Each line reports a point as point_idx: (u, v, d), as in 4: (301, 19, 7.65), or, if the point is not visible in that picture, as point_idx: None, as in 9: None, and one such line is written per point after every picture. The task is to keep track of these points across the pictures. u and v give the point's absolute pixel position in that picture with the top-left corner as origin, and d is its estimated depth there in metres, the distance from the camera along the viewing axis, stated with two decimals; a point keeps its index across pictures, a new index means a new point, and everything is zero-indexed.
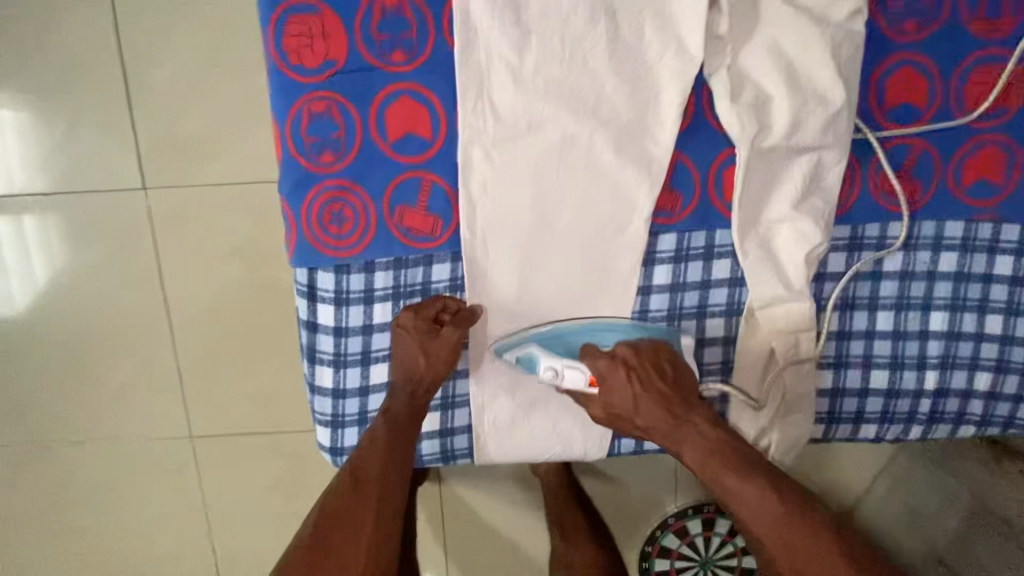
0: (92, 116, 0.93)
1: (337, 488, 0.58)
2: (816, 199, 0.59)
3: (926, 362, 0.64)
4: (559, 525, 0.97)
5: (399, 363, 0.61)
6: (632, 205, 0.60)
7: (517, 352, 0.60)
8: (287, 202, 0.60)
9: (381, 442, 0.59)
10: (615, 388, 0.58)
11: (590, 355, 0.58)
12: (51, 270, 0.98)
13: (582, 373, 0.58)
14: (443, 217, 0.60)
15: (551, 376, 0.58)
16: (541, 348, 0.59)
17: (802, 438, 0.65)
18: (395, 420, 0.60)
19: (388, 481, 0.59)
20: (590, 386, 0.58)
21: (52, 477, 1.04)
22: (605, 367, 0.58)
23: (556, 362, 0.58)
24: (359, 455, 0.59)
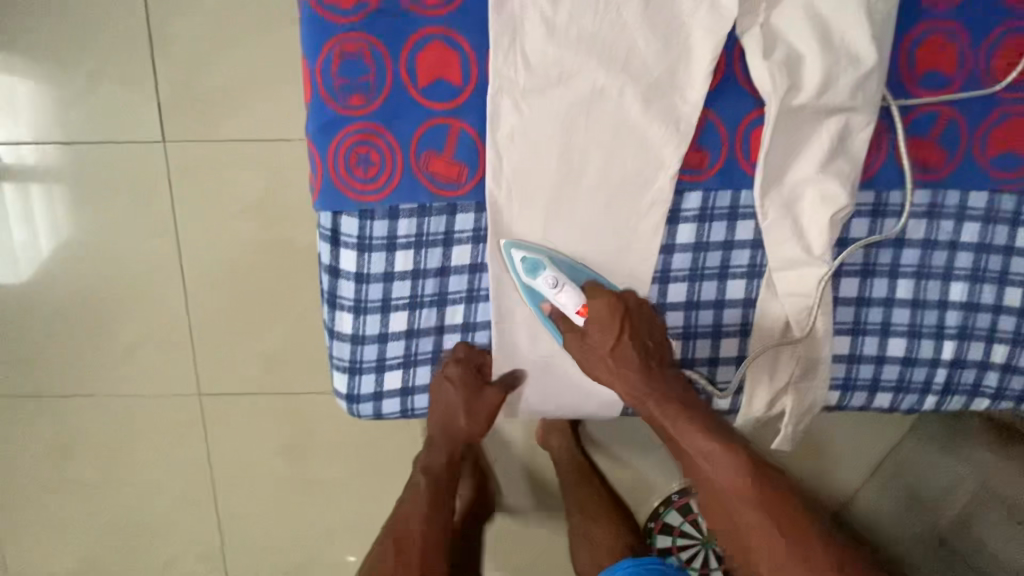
0: (112, 66, 0.93)
1: (384, 546, 0.70)
2: (844, 162, 0.59)
3: (944, 332, 0.64)
4: (576, 497, 0.98)
5: (441, 411, 0.66)
6: (658, 161, 0.60)
7: (518, 251, 0.60)
8: (313, 142, 0.60)
9: (423, 496, 0.71)
10: (602, 331, 0.60)
11: (594, 291, 0.60)
12: (63, 222, 0.98)
13: (577, 298, 0.60)
14: (469, 165, 0.60)
15: (550, 285, 0.60)
16: (552, 265, 0.60)
17: (815, 403, 0.65)
18: (435, 473, 0.73)
19: (429, 538, 0.70)
20: (578, 313, 0.60)
21: (58, 428, 1.04)
22: (601, 308, 0.60)
23: (558, 275, 0.60)
24: (401, 517, 0.71)
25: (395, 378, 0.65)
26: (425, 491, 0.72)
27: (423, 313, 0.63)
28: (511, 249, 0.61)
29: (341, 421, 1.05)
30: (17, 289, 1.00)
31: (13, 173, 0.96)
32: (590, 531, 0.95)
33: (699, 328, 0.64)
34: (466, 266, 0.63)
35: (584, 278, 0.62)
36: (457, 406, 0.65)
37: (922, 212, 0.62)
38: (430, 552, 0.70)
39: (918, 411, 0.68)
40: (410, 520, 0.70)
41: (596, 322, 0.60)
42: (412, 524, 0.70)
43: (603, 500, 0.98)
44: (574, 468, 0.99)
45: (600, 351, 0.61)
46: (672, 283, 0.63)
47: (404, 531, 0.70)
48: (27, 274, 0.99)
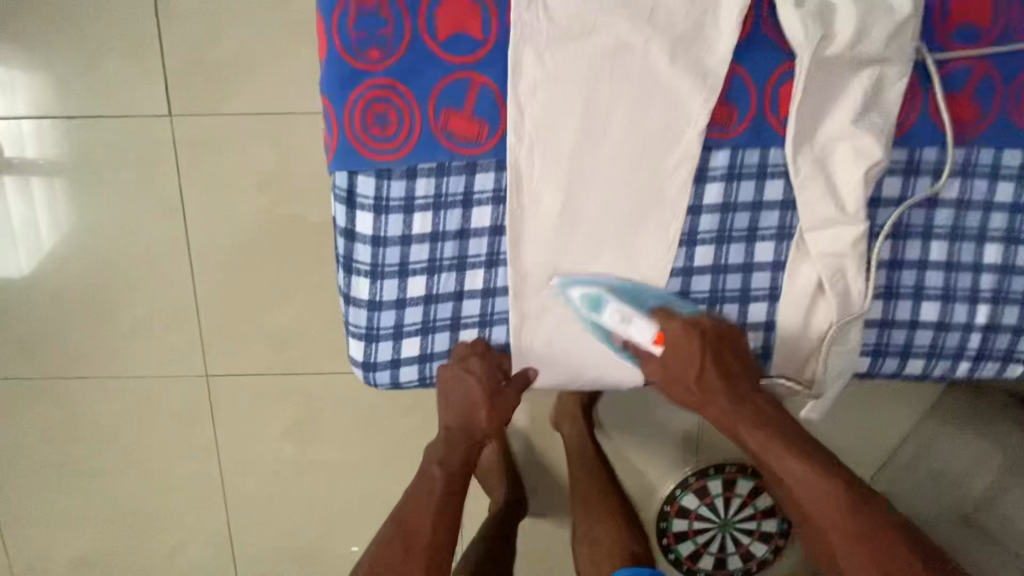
0: (117, 38, 0.91)
1: (390, 538, 0.66)
2: (878, 115, 0.57)
3: (978, 295, 0.62)
4: (581, 492, 0.93)
5: (459, 403, 0.64)
6: (685, 117, 0.58)
7: (580, 291, 0.62)
8: (329, 100, 0.58)
9: (436, 493, 0.65)
10: (686, 354, 0.60)
11: (664, 319, 0.60)
12: (66, 198, 0.96)
13: (649, 328, 0.61)
14: (490, 122, 0.58)
15: (617, 319, 0.61)
16: (614, 294, 0.61)
17: (847, 369, 0.63)
18: (453, 472, 0.66)
19: (437, 538, 0.65)
20: (655, 345, 0.61)
21: (61, 410, 1.02)
22: (678, 334, 0.60)
23: (625, 308, 0.61)
24: (411, 510, 0.66)
25: (413, 345, 0.63)
26: (439, 487, 0.65)
27: (442, 278, 0.62)
28: (567, 286, 0.62)
29: (351, 401, 1.03)
30: (17, 269, 0.97)
31: (14, 170, 0.94)
32: (592, 532, 0.89)
33: (726, 293, 0.62)
34: (486, 229, 0.61)
35: (651, 302, 0.61)
36: (476, 405, 0.64)
37: (956, 170, 0.60)
38: (437, 552, 0.65)
39: (950, 379, 0.66)
40: (420, 514, 0.66)
41: (675, 348, 0.60)
42: (423, 519, 0.65)
43: (611, 498, 0.92)
44: (585, 459, 0.96)
45: (684, 374, 0.60)
46: (698, 246, 0.61)
47: (412, 523, 0.65)
48: (29, 270, 0.97)
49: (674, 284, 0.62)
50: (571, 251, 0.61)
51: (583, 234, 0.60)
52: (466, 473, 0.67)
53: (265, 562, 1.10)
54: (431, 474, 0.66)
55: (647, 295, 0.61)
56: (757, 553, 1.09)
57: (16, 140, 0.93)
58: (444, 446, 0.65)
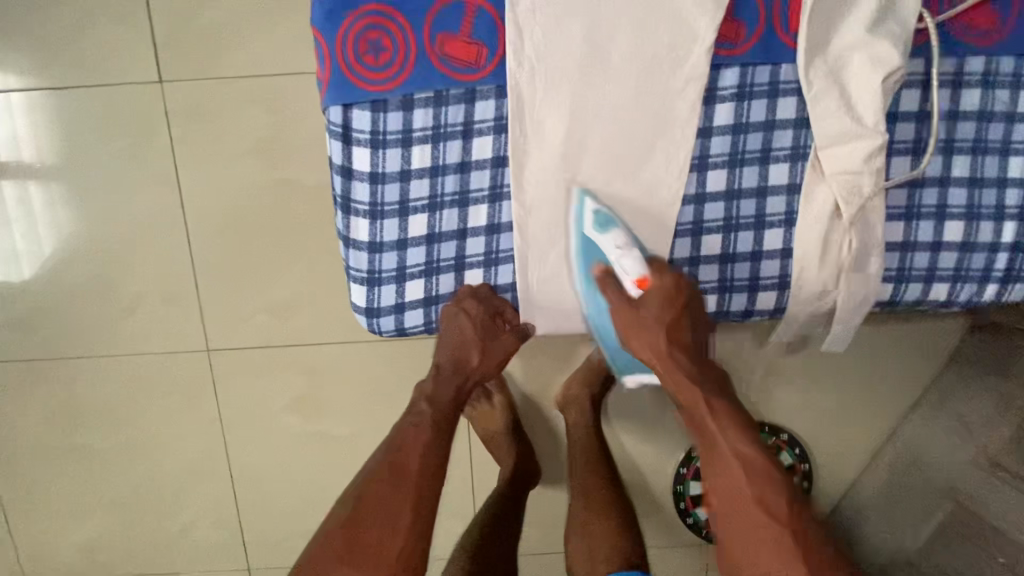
0: (103, 5, 0.90)
1: (380, 471, 0.64)
2: (893, 24, 0.55)
3: (1004, 213, 0.60)
4: (582, 486, 0.89)
5: (451, 338, 0.65)
6: (692, 33, 0.55)
7: (598, 208, 0.58)
8: (319, 31, 0.56)
9: (425, 427, 0.67)
10: (665, 303, 0.59)
11: (655, 266, 0.59)
12: (59, 171, 0.94)
13: (642, 269, 0.59)
14: (487, 45, 0.56)
15: (617, 245, 0.58)
16: (624, 228, 0.59)
17: (869, 296, 0.60)
18: (440, 406, 0.69)
19: (426, 472, 0.65)
20: (636, 284, 0.59)
21: (61, 392, 1.00)
22: (665, 284, 0.58)
23: (626, 242, 0.58)
24: (402, 443, 0.66)
25: (417, 288, 0.61)
26: (428, 419, 0.67)
27: (445, 215, 0.59)
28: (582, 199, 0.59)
29: (354, 371, 1.01)
30: (14, 244, 0.95)
31: (9, 172, 0.93)
32: (589, 528, 0.86)
33: (741, 221, 0.60)
34: (488, 160, 0.59)
35: (651, 254, 0.60)
36: (469, 343, 0.66)
37: (977, 81, 0.58)
38: (424, 495, 0.64)
39: (977, 305, 0.63)
40: (411, 445, 0.66)
41: (657, 293, 0.59)
42: (412, 451, 0.66)
43: (615, 493, 0.89)
44: (586, 451, 0.92)
45: (654, 320, 0.60)
46: (710, 170, 0.59)
47: (401, 453, 0.65)
48: (25, 247, 0.96)
49: (687, 214, 0.60)
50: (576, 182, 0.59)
51: (589, 162, 0.58)
52: (455, 411, 0.70)
53: (276, 540, 1.08)
54: (420, 409, 0.69)
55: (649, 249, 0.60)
56: None
57: (11, 143, 0.92)
58: (435, 380, 0.69)
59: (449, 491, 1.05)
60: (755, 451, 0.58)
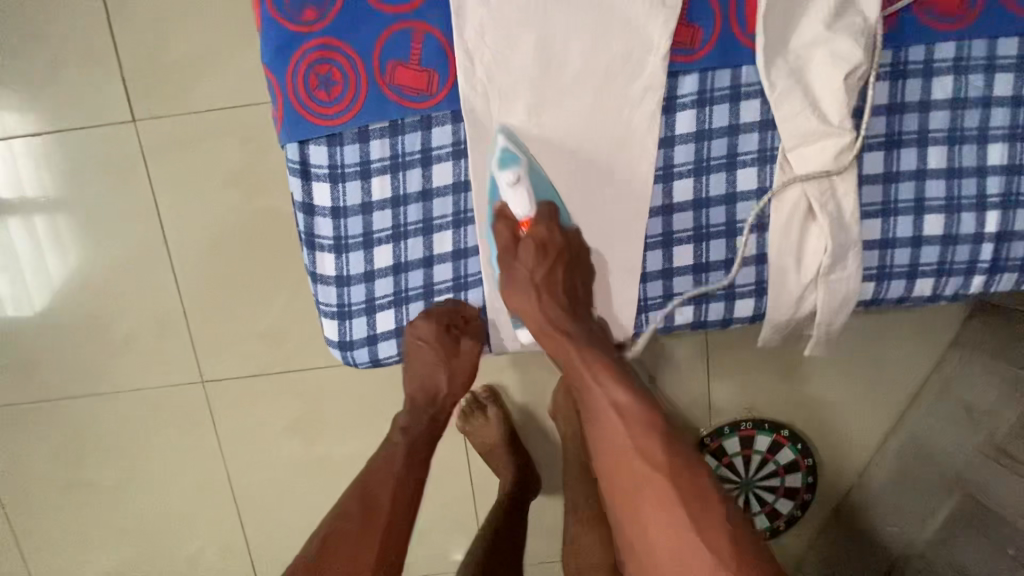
0: (75, 49, 0.91)
1: (348, 510, 0.64)
2: (854, 16, 0.53)
3: (986, 202, 0.57)
4: (573, 500, 0.88)
5: (416, 366, 0.64)
6: (645, 41, 0.54)
7: (508, 143, 0.55)
8: (270, 69, 0.55)
9: (399, 458, 0.68)
10: (538, 255, 0.56)
11: (543, 213, 0.57)
12: (50, 212, 0.95)
13: (527, 207, 0.56)
14: (438, 71, 0.55)
15: (510, 181, 0.55)
16: (526, 166, 0.55)
17: (852, 295, 0.58)
18: (416, 439, 0.69)
19: (398, 503, 0.65)
20: (520, 226, 0.57)
21: (64, 431, 1.02)
22: (543, 234, 0.56)
23: (524, 176, 0.55)
24: (373, 478, 0.66)
25: (388, 318, 0.60)
26: (402, 453, 0.68)
27: (410, 244, 0.59)
28: (499, 134, 0.56)
29: (349, 392, 1.01)
30: (20, 279, 0.97)
31: (10, 213, 0.95)
32: (580, 539, 0.85)
33: (711, 229, 0.59)
34: (449, 186, 0.58)
35: (547, 198, 0.57)
36: (435, 367, 0.64)
37: (949, 67, 0.56)
38: (393, 529, 0.64)
39: (964, 298, 0.61)
40: (383, 479, 0.66)
41: (531, 244, 0.56)
42: (382, 486, 0.66)
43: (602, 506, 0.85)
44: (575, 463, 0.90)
45: (526, 274, 0.57)
46: (676, 180, 0.58)
47: (372, 488, 0.66)
48: (32, 282, 0.97)
49: (655, 225, 0.59)
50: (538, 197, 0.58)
51: (548, 156, 0.57)
52: (432, 439, 0.70)
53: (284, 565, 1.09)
54: (395, 442, 0.69)
55: (548, 189, 0.57)
56: (784, 511, 1.01)
57: (13, 183, 0.94)
58: (409, 413, 0.68)
59: (451, 507, 1.05)
60: (632, 403, 0.55)
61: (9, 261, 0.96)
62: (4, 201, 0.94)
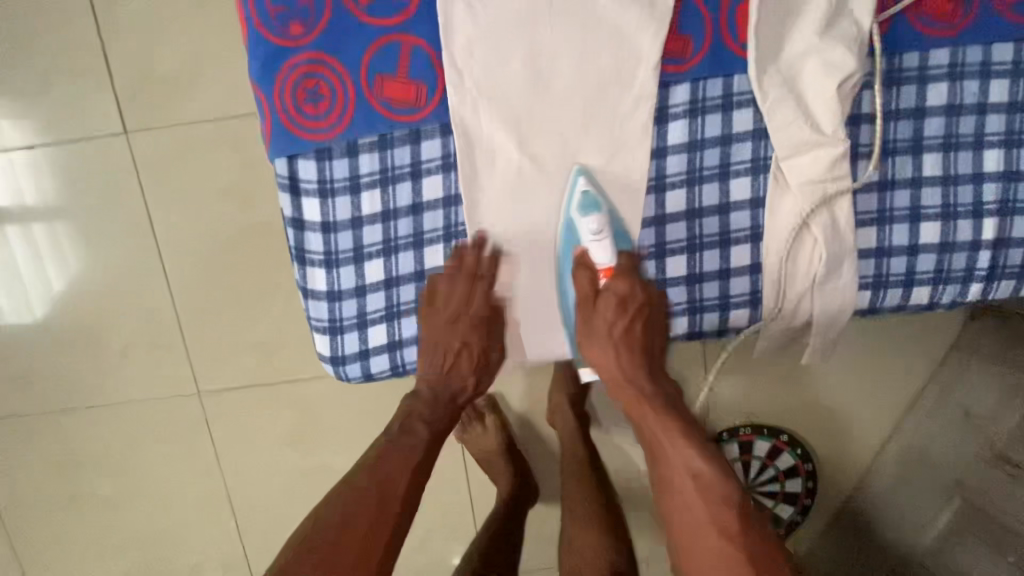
0: (66, 62, 0.90)
1: (360, 493, 0.58)
2: (845, 24, 0.53)
3: (982, 209, 0.57)
4: (569, 502, 0.87)
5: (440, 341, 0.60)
6: (634, 52, 0.54)
7: (587, 189, 0.56)
8: (257, 84, 0.55)
9: (418, 448, 0.63)
10: (617, 310, 0.57)
11: (624, 270, 0.56)
12: (49, 221, 0.95)
13: (609, 258, 0.56)
14: (427, 85, 0.54)
15: (592, 230, 0.55)
16: (607, 214, 0.56)
17: (846, 308, 0.58)
18: (435, 426, 0.64)
19: (412, 494, 0.61)
20: (600, 276, 0.57)
21: (61, 444, 1.02)
22: (623, 289, 0.56)
23: (607, 225, 0.55)
24: (387, 463, 0.61)
25: (380, 333, 0.60)
26: (424, 442, 0.63)
27: (401, 258, 0.58)
28: (578, 176, 0.56)
29: (345, 402, 1.01)
30: (22, 288, 0.97)
31: (6, 221, 0.94)
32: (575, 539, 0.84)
33: (704, 240, 0.58)
34: (440, 200, 0.57)
35: (627, 248, 0.57)
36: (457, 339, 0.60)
37: (943, 73, 0.55)
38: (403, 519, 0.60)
39: (962, 306, 0.60)
40: (400, 466, 0.61)
41: (612, 298, 0.57)
42: (400, 471, 0.61)
43: (599, 509, 0.85)
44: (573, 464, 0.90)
45: (604, 328, 0.58)
46: (668, 191, 0.57)
47: (388, 475, 0.60)
48: (34, 291, 0.97)
49: (648, 237, 0.58)
50: (531, 210, 0.57)
51: (540, 169, 0.56)
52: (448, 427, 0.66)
53: None
54: (413, 429, 0.63)
55: (627, 240, 0.58)
56: (784, 516, 1.00)
57: (13, 192, 0.93)
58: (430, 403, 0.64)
59: (449, 516, 1.05)
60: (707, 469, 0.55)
61: (8, 267, 0.96)
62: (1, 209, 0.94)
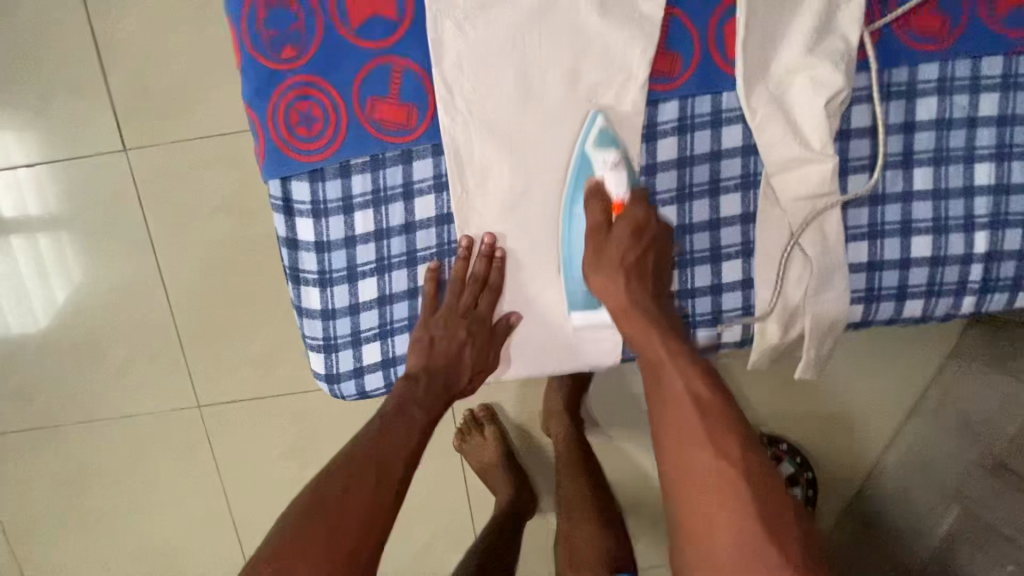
0: (66, 82, 0.91)
1: (358, 475, 0.57)
2: (833, 40, 0.53)
3: (974, 222, 0.57)
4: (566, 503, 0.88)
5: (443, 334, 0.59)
6: (623, 70, 0.54)
7: (605, 126, 0.55)
8: (250, 106, 0.56)
9: (415, 433, 0.60)
10: (631, 238, 0.56)
11: (638, 200, 0.56)
12: (54, 233, 0.96)
13: (624, 189, 0.56)
14: (418, 105, 0.55)
15: (609, 162, 0.55)
16: (624, 150, 0.55)
17: (839, 320, 0.58)
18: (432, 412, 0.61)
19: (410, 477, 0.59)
20: (613, 208, 0.56)
21: (64, 458, 1.03)
22: (639, 217, 0.56)
23: (623, 158, 0.55)
24: (384, 444, 0.59)
25: (374, 351, 0.60)
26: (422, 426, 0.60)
27: (394, 276, 0.59)
28: (595, 118, 0.55)
29: (344, 415, 1.01)
30: (25, 297, 0.97)
31: (11, 232, 0.95)
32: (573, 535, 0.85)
33: (695, 255, 0.58)
34: (432, 219, 0.58)
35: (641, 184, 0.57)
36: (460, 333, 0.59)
37: (933, 88, 0.55)
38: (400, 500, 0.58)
39: (956, 318, 0.60)
40: (397, 451, 0.59)
41: (626, 225, 0.56)
42: (398, 453, 0.59)
43: (595, 509, 0.87)
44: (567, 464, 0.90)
45: (616, 255, 0.56)
46: (659, 208, 0.57)
47: (386, 456, 0.58)
48: (37, 300, 0.97)
49: None
50: (523, 226, 0.57)
51: (531, 186, 0.56)
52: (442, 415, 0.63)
53: None
54: (409, 413, 0.60)
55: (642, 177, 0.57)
56: None
57: (18, 204, 0.95)
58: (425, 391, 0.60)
59: (450, 527, 1.05)
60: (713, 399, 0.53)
61: (12, 278, 0.97)
62: (6, 220, 0.95)
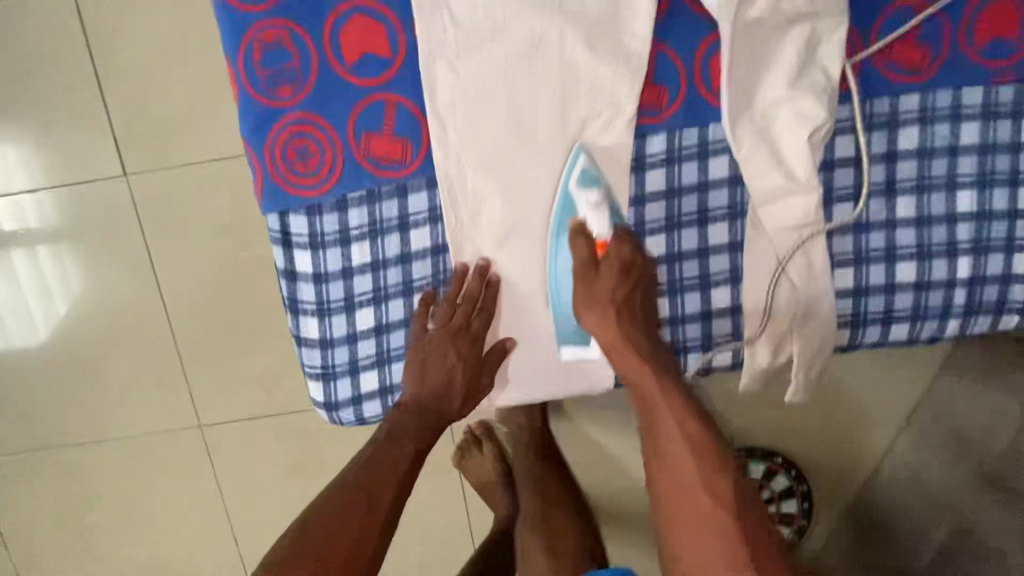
0: (67, 108, 0.93)
1: (349, 500, 0.58)
2: (816, 74, 0.54)
3: (957, 248, 0.58)
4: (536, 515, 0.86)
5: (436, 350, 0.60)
6: (611, 104, 0.56)
7: (588, 165, 0.56)
8: (248, 142, 0.57)
9: (404, 462, 0.61)
10: (621, 276, 0.57)
11: (623, 238, 0.57)
12: (54, 248, 0.97)
13: (606, 231, 0.57)
14: (412, 140, 0.56)
15: (591, 202, 0.57)
16: (607, 189, 0.57)
17: (827, 345, 0.59)
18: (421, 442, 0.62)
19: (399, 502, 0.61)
20: (598, 247, 0.57)
21: (66, 478, 1.04)
22: (626, 256, 0.57)
23: (604, 200, 0.57)
24: (374, 471, 0.60)
25: (371, 379, 0.61)
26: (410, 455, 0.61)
27: (391, 305, 0.60)
28: (578, 153, 0.56)
29: (343, 434, 1.03)
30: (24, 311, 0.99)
31: (12, 246, 0.97)
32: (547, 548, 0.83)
33: (685, 282, 0.59)
34: (427, 249, 0.59)
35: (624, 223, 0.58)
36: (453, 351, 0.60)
37: (914, 118, 0.57)
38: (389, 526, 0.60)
39: (941, 340, 0.61)
40: (386, 480, 0.60)
41: (614, 265, 0.57)
42: (389, 479, 0.61)
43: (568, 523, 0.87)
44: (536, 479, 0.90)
45: (606, 293, 0.57)
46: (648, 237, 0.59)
47: (376, 483, 0.60)
48: (38, 313, 0.99)
49: None
50: (517, 256, 0.58)
51: (524, 216, 0.57)
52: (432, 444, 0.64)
53: None
54: (398, 442, 0.61)
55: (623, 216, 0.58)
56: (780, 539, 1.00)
57: (18, 218, 0.96)
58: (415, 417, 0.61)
59: (449, 542, 1.06)
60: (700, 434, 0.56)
61: (13, 291, 0.98)
62: (7, 234, 0.96)
